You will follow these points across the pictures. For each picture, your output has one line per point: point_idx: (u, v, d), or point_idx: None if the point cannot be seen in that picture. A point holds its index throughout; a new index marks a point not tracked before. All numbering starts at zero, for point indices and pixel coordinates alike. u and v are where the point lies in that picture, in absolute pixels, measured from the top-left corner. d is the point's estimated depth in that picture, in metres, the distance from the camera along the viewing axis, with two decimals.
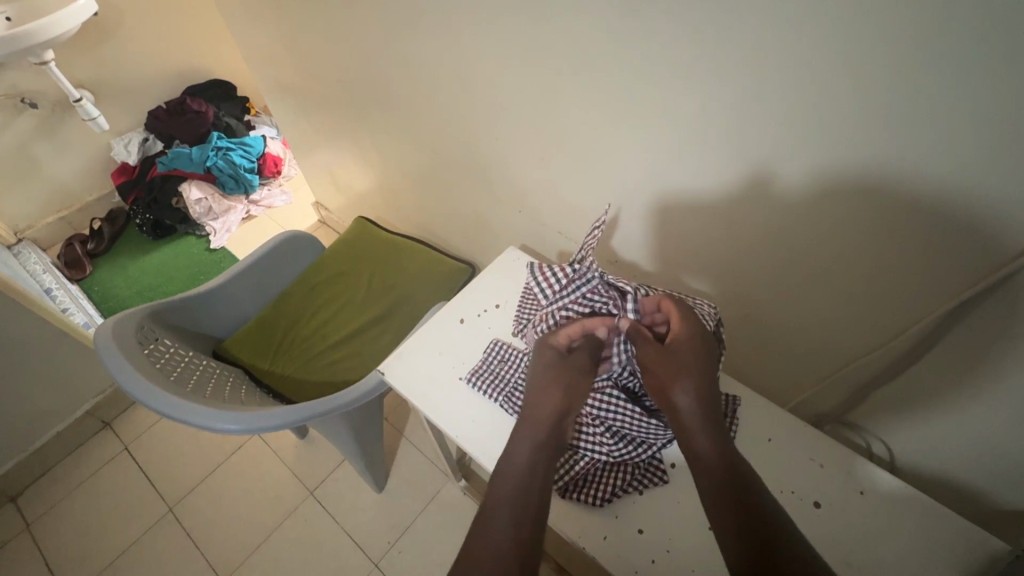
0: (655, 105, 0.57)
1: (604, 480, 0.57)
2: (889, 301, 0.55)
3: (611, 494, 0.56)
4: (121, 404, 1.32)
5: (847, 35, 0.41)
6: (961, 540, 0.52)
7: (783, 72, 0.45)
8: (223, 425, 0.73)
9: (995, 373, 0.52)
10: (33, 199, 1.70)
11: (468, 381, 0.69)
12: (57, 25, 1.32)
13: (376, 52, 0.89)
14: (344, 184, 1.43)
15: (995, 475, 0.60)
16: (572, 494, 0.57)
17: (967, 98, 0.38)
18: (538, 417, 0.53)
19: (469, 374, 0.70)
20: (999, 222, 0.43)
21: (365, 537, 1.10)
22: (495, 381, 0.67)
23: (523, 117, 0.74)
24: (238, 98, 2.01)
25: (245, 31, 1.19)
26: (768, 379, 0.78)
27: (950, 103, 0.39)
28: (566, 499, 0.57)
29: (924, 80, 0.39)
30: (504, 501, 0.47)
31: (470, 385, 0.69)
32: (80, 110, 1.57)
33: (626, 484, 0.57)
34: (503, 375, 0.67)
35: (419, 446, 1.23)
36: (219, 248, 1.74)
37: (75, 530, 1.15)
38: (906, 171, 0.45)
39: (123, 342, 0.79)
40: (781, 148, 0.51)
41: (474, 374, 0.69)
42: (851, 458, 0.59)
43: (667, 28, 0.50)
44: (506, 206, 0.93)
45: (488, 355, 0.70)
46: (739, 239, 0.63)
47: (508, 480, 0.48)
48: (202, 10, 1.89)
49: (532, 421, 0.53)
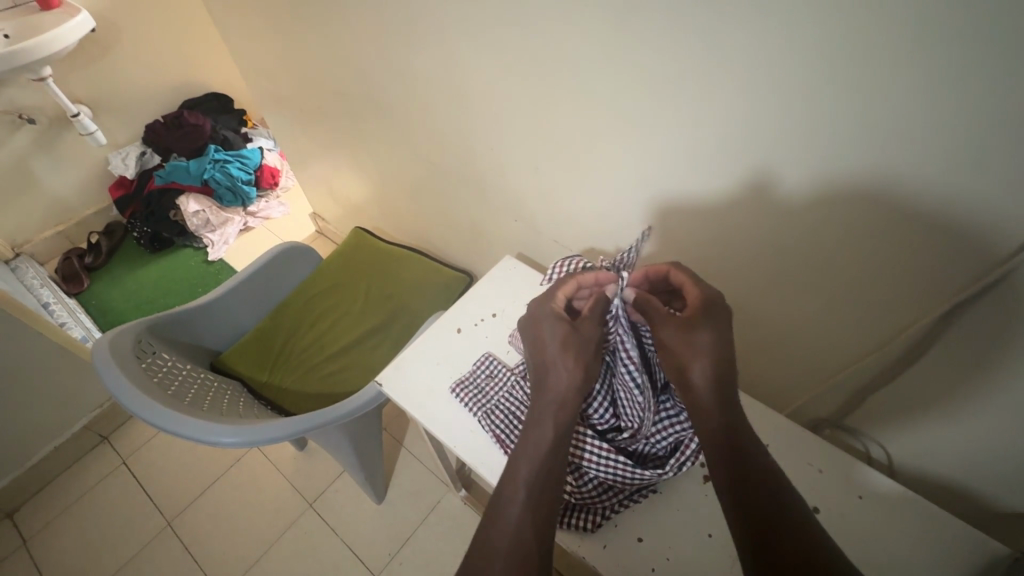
0: (649, 115, 0.57)
1: (597, 504, 0.56)
2: (884, 305, 0.55)
3: (606, 514, 0.56)
4: (119, 417, 1.31)
5: (834, 43, 0.41)
6: (959, 544, 0.52)
7: (772, 80, 0.46)
8: (221, 438, 0.73)
9: (988, 375, 0.52)
10: (32, 214, 1.70)
11: (453, 392, 0.69)
12: (54, 42, 1.33)
13: (369, 64, 0.90)
14: (340, 194, 1.43)
15: (993, 477, 0.60)
16: (562, 521, 0.56)
17: (955, 104, 0.39)
18: (555, 393, 0.51)
19: (455, 384, 0.70)
20: (995, 226, 0.43)
21: (365, 549, 1.10)
22: (481, 395, 0.67)
23: (515, 127, 0.74)
24: (235, 110, 2.02)
25: (240, 45, 1.20)
26: (764, 384, 0.78)
27: (940, 110, 0.40)
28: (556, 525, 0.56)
29: (911, 87, 0.40)
30: (521, 485, 0.46)
31: (455, 397, 0.69)
32: (78, 124, 1.58)
33: (618, 503, 0.56)
34: (489, 390, 0.67)
35: (418, 456, 1.23)
36: (217, 260, 1.74)
37: (74, 545, 1.14)
38: (900, 175, 0.45)
39: (121, 355, 0.79)
40: (773, 157, 0.51)
41: (459, 386, 0.69)
42: (849, 463, 0.59)
43: (659, 40, 0.51)
44: (500, 214, 0.94)
45: (477, 369, 0.70)
46: (734, 246, 0.63)
47: (520, 463, 0.48)
48: (198, 24, 1.90)
49: (548, 400, 0.51)
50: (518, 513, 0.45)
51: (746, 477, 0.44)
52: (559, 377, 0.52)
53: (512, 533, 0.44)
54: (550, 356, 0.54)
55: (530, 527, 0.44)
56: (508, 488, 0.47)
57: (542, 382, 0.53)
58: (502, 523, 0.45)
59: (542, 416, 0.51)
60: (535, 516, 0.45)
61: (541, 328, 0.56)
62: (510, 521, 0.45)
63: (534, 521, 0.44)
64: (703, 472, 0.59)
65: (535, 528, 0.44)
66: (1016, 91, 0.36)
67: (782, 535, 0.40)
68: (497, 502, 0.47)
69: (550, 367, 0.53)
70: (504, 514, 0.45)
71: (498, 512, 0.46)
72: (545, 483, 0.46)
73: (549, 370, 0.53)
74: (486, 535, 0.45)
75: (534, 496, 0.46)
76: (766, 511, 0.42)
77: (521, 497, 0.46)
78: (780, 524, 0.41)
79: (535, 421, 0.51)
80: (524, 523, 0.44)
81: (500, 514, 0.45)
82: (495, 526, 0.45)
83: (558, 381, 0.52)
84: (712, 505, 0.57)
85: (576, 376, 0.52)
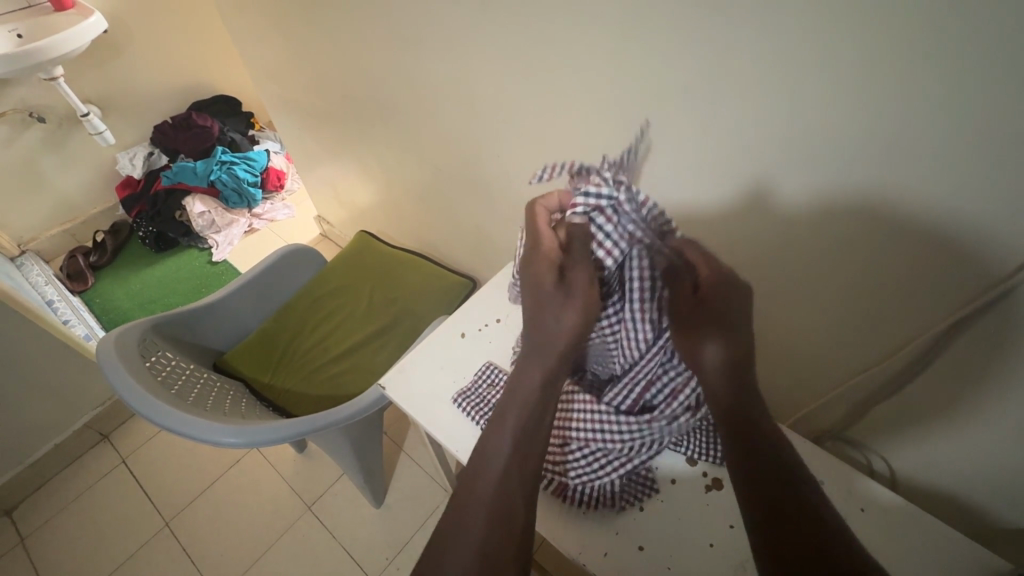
0: (652, 123, 0.57)
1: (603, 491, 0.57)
2: (889, 319, 0.55)
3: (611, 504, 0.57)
4: (120, 415, 1.31)
5: (834, 57, 0.41)
6: (959, 560, 0.51)
7: (773, 95, 0.46)
8: (222, 437, 0.73)
9: (991, 390, 0.52)
10: (39, 212, 1.72)
11: (455, 402, 0.68)
12: (66, 42, 1.35)
13: (378, 69, 0.90)
14: (347, 198, 1.43)
15: (997, 493, 0.59)
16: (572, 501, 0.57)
17: (957, 124, 0.39)
18: (548, 340, 0.48)
19: (456, 395, 0.69)
20: (994, 244, 0.43)
21: (362, 553, 1.09)
22: (483, 405, 0.66)
23: (520, 133, 0.74)
24: (243, 113, 2.04)
25: (251, 49, 1.21)
26: (767, 395, 0.77)
27: (941, 129, 0.40)
28: (559, 528, 0.56)
29: (910, 104, 0.40)
30: (507, 438, 0.46)
31: (456, 407, 0.68)
32: (88, 124, 1.59)
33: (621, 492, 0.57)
34: (491, 400, 0.66)
35: (418, 461, 1.22)
36: (221, 260, 1.75)
37: (71, 543, 1.14)
38: (899, 192, 0.45)
39: (125, 353, 0.79)
40: (773, 168, 0.51)
41: (460, 396, 0.68)
42: (850, 474, 0.58)
43: (662, 49, 0.51)
44: (505, 219, 0.94)
45: (478, 378, 0.69)
46: (737, 255, 0.63)
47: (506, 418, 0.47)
48: (210, 27, 1.92)
49: (537, 344, 0.49)
50: (499, 472, 0.45)
51: (757, 465, 0.42)
52: (554, 321, 0.48)
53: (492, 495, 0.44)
54: (542, 304, 0.48)
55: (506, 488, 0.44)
56: (494, 439, 0.47)
57: (538, 329, 0.49)
58: (485, 477, 0.45)
59: (528, 370, 0.49)
60: (513, 489, 0.44)
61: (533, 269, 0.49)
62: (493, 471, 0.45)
63: (513, 484, 0.44)
64: (705, 482, 0.59)
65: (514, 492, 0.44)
66: (1016, 112, 0.36)
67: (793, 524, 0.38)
68: (479, 455, 0.47)
69: (542, 315, 0.48)
70: (482, 473, 0.45)
71: (482, 461, 0.46)
72: (531, 437, 0.46)
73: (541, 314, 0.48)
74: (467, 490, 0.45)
75: (520, 450, 0.45)
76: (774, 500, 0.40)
77: (506, 450, 0.45)
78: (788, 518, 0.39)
79: (520, 378, 0.49)
80: (508, 476, 0.44)
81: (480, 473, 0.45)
82: (472, 485, 0.45)
83: (552, 327, 0.48)
84: (714, 515, 0.56)
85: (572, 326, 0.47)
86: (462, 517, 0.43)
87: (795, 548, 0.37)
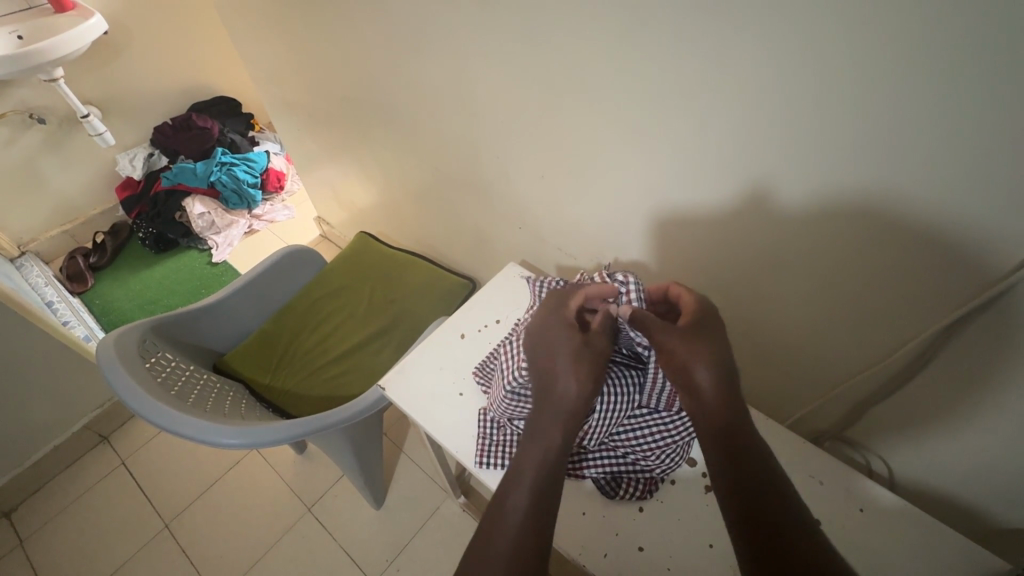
0: (651, 125, 0.57)
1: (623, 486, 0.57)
2: (886, 321, 0.55)
3: (625, 492, 0.57)
4: (120, 417, 1.31)
5: (828, 60, 0.42)
6: (961, 562, 0.51)
7: (768, 97, 0.47)
8: (222, 439, 0.72)
9: (988, 391, 0.52)
10: (37, 213, 1.71)
11: (478, 463, 0.61)
12: (66, 43, 1.35)
13: (378, 72, 0.90)
14: (346, 200, 1.43)
15: (994, 493, 0.59)
16: (610, 493, 0.57)
17: (949, 125, 0.39)
18: (560, 400, 0.50)
19: (477, 456, 0.62)
20: (992, 243, 0.43)
21: (361, 554, 1.09)
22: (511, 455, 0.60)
23: (520, 136, 0.75)
24: (242, 114, 2.04)
25: (250, 50, 1.21)
26: (766, 396, 0.77)
27: (933, 131, 0.40)
28: (564, 531, 0.56)
29: (902, 106, 0.40)
30: (525, 492, 0.45)
31: (482, 467, 0.61)
32: (88, 125, 1.59)
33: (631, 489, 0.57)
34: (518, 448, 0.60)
35: (418, 462, 1.22)
36: (221, 261, 1.75)
37: (70, 545, 1.13)
38: (894, 194, 0.45)
39: (125, 355, 0.79)
40: (771, 171, 0.51)
41: (483, 454, 0.61)
42: (849, 475, 0.58)
43: (659, 52, 0.51)
44: (505, 221, 0.94)
45: (495, 430, 0.63)
46: (735, 256, 0.63)
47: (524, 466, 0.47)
48: (209, 28, 1.92)
49: (552, 405, 0.50)
50: (519, 517, 0.44)
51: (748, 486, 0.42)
52: (565, 382, 0.50)
53: (511, 540, 0.42)
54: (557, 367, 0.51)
55: (529, 530, 0.43)
56: (512, 494, 0.46)
57: (545, 392, 0.51)
58: (503, 530, 0.43)
59: (545, 423, 0.49)
60: (535, 535, 0.43)
61: (548, 337, 0.54)
62: (508, 527, 0.43)
63: (533, 525, 0.43)
64: (704, 483, 0.59)
65: (535, 534, 0.43)
66: (1008, 113, 0.36)
67: (789, 543, 0.38)
68: (498, 505, 0.45)
69: (556, 373, 0.51)
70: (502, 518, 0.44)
71: (496, 520, 0.44)
72: (549, 486, 0.46)
73: (553, 377, 0.51)
74: (487, 534, 0.44)
75: (539, 499, 0.45)
76: (770, 524, 0.39)
77: (523, 507, 0.44)
78: (779, 541, 0.38)
79: (537, 429, 0.49)
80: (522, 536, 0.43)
81: (499, 517, 0.44)
82: (490, 533, 0.44)
83: (565, 389, 0.50)
84: (713, 516, 0.56)
85: (586, 385, 0.50)
86: (482, 561, 0.42)
87: (778, 553, 0.37)
